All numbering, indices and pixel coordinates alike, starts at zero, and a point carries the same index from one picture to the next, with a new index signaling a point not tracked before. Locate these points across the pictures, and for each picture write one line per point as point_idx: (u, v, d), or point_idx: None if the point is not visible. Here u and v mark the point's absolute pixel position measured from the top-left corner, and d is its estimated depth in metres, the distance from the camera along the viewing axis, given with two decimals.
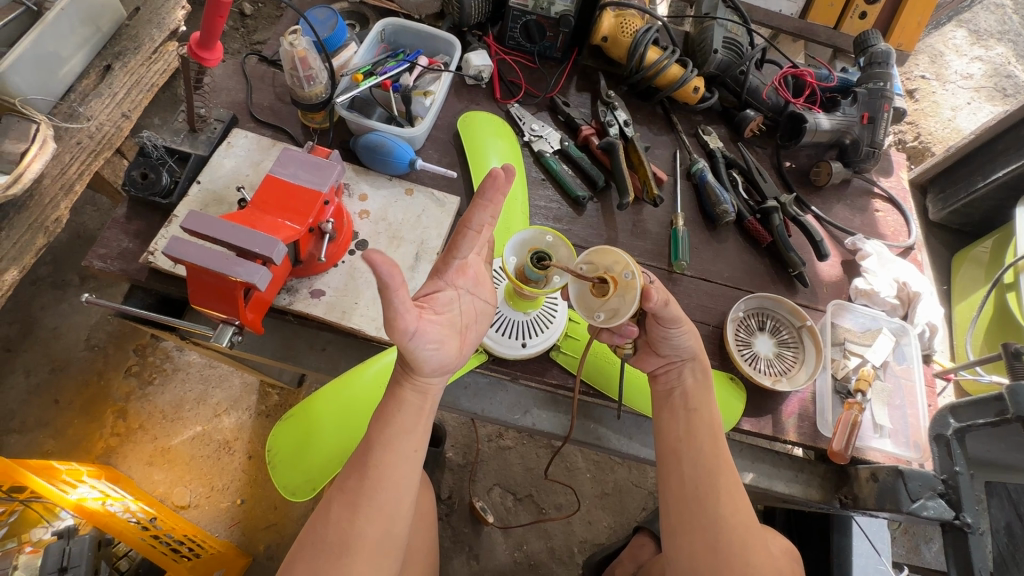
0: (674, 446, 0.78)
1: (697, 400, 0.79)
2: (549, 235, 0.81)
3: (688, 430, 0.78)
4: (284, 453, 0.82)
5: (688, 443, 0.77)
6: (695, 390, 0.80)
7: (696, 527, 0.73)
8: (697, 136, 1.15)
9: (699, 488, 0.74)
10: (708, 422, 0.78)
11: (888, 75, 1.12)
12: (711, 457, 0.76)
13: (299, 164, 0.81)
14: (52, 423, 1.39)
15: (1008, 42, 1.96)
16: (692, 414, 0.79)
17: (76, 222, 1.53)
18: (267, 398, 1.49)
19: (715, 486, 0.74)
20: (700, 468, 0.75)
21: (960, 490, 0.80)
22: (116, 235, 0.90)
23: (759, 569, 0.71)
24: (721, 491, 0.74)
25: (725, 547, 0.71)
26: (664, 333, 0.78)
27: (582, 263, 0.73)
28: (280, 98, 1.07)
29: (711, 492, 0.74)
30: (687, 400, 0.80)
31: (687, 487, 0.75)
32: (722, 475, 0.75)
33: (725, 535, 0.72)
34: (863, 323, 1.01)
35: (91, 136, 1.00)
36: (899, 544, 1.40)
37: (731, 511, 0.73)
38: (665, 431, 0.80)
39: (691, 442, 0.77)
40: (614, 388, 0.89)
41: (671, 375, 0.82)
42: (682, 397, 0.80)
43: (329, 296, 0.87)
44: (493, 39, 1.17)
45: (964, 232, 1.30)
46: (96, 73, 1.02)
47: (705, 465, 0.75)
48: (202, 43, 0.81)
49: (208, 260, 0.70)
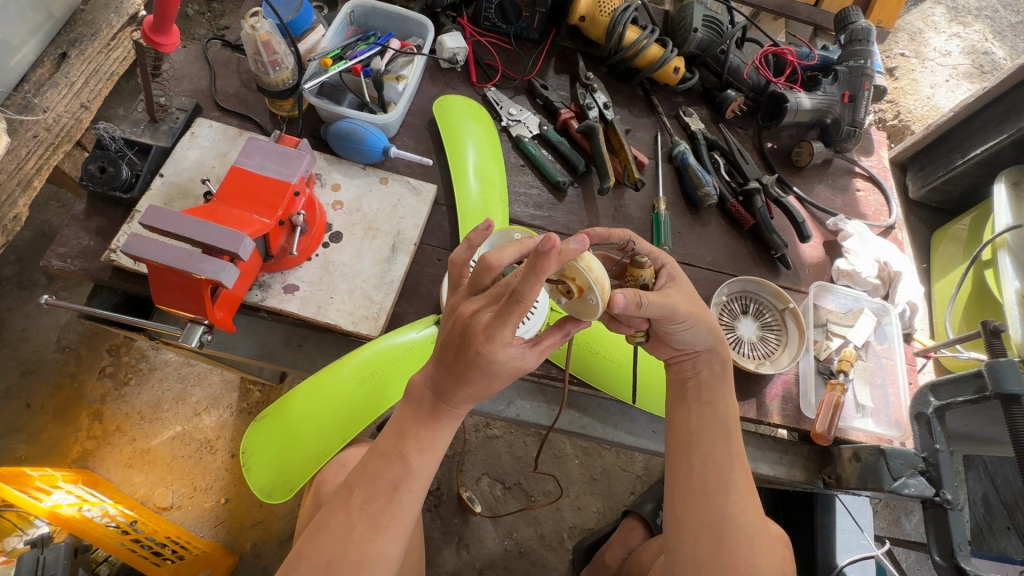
0: (683, 439, 0.75)
1: (712, 393, 0.76)
2: (516, 233, 0.81)
3: (701, 425, 0.75)
4: (258, 456, 0.79)
5: (699, 437, 0.74)
6: (709, 382, 0.76)
7: (702, 522, 0.71)
8: (678, 118, 1.13)
9: (709, 485, 0.72)
10: (724, 417, 0.75)
11: (869, 53, 1.11)
12: (723, 454, 0.73)
13: (265, 155, 0.77)
14: (25, 428, 1.35)
15: (985, 19, 1.96)
16: (705, 407, 0.75)
17: (39, 219, 1.46)
18: (248, 395, 1.45)
19: (726, 482, 0.72)
20: (710, 464, 0.73)
21: (940, 467, 0.81)
22: (76, 233, 0.86)
23: (763, 562, 0.70)
24: (732, 488, 0.72)
25: (733, 542, 0.70)
26: (669, 329, 0.71)
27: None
28: (246, 85, 1.02)
29: (721, 489, 0.71)
30: (700, 392, 0.76)
31: (696, 482, 0.72)
32: (734, 473, 0.72)
33: (732, 531, 0.70)
34: (844, 303, 1.02)
35: (48, 128, 0.95)
36: (880, 517, 1.41)
37: (741, 509, 0.71)
38: (676, 423, 0.77)
39: (704, 436, 0.74)
40: (625, 393, 0.88)
41: (685, 365, 0.78)
42: (695, 387, 0.77)
43: (303, 291, 0.84)
44: (467, 21, 1.14)
45: (942, 210, 1.31)
46: (52, 61, 0.97)
47: (714, 462, 0.73)
48: (156, 27, 0.77)
49: (171, 258, 0.67)
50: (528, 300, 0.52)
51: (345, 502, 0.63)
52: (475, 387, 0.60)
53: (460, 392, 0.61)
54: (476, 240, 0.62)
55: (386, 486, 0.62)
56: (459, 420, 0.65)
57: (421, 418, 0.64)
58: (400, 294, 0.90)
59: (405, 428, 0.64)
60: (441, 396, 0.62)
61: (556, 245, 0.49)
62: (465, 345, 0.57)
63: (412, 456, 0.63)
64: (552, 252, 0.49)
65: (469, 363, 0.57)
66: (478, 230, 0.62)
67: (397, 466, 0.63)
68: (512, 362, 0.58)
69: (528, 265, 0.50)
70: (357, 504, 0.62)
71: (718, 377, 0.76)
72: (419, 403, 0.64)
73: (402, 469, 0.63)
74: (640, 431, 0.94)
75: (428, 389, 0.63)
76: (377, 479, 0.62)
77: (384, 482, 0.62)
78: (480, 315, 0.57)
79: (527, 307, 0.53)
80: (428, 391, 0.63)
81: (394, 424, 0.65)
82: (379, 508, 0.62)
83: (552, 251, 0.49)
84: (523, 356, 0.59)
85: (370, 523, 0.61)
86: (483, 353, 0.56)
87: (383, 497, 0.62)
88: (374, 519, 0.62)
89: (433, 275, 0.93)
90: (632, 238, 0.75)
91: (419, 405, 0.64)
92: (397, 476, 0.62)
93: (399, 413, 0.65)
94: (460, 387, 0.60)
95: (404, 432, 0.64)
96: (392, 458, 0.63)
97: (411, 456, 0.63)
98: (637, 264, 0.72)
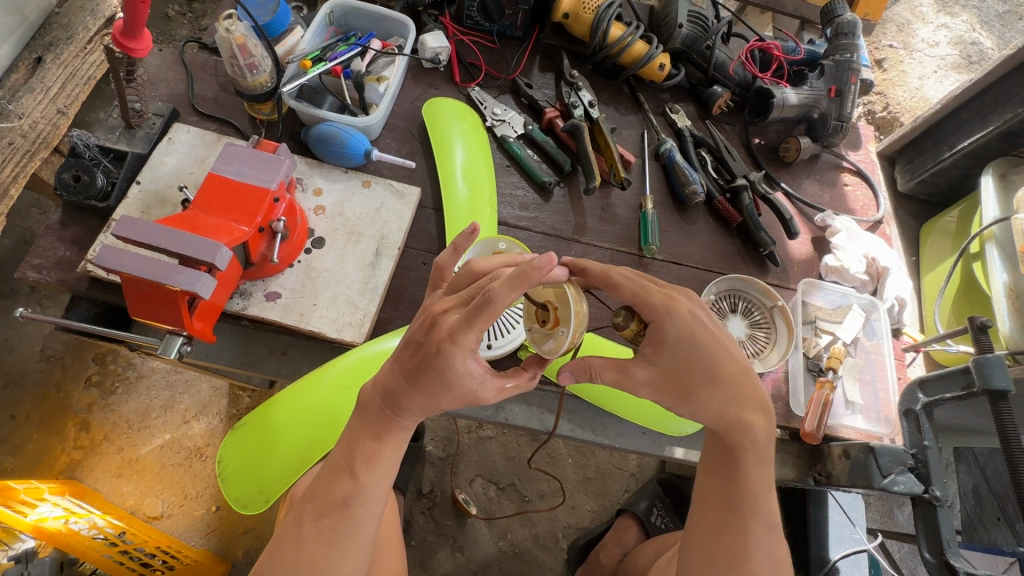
0: (704, 504, 0.70)
1: (733, 470, 0.67)
2: (501, 242, 0.83)
3: (721, 498, 0.68)
4: (233, 466, 0.80)
5: (715, 509, 0.69)
6: (730, 461, 0.67)
7: None
8: (665, 115, 1.12)
9: (722, 559, 0.68)
10: (744, 497, 0.67)
11: (855, 46, 1.10)
12: (739, 532, 0.67)
13: (243, 160, 0.76)
14: (11, 439, 1.33)
15: (972, 9, 1.96)
16: (729, 485, 0.67)
17: (20, 227, 1.43)
18: (238, 401, 1.44)
19: (739, 561, 0.67)
20: (725, 540, 0.68)
21: (929, 463, 0.80)
22: (51, 243, 0.84)
23: None
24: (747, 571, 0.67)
25: None
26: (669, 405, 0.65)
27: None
28: (224, 88, 1.00)
29: (735, 567, 0.67)
30: (724, 465, 0.68)
31: (709, 551, 0.69)
32: (751, 558, 0.67)
33: None
34: (833, 300, 1.01)
35: (23, 135, 0.92)
36: (874, 510, 1.41)
37: None
38: (699, 488, 0.71)
39: (723, 510, 0.68)
40: (612, 404, 0.89)
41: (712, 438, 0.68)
42: (709, 458, 0.70)
43: (285, 298, 0.83)
44: (449, 19, 1.12)
45: (931, 203, 1.30)
46: (26, 66, 0.95)
47: (728, 537, 0.68)
48: (127, 32, 0.74)
49: (145, 269, 0.65)
50: (500, 305, 0.50)
51: (304, 518, 0.61)
52: (426, 394, 0.56)
53: (410, 397, 0.57)
54: (461, 244, 0.61)
55: (338, 502, 0.60)
56: (408, 431, 0.61)
57: (368, 428, 0.61)
58: (384, 299, 0.89)
59: (364, 448, 0.60)
60: (391, 404, 0.59)
61: (551, 263, 0.49)
62: (428, 342, 0.54)
63: (361, 471, 0.60)
64: (546, 269, 0.49)
65: (427, 371, 0.54)
66: (465, 234, 0.61)
67: (348, 481, 0.60)
68: (467, 380, 0.54)
69: (516, 271, 0.49)
70: (308, 519, 0.61)
71: (729, 455, 0.67)
72: (367, 411, 0.61)
73: (351, 484, 0.60)
74: (630, 433, 0.93)
75: (378, 394, 0.60)
76: (336, 496, 0.61)
77: (336, 498, 0.61)
78: (448, 317, 0.54)
79: (496, 313, 0.50)
80: (378, 396, 0.60)
81: (345, 437, 0.62)
82: (331, 524, 0.61)
83: (546, 267, 0.48)
84: (484, 384, 0.55)
85: (322, 541, 0.60)
86: (443, 353, 0.53)
87: (336, 513, 0.60)
88: (326, 535, 0.60)
89: (418, 279, 0.92)
90: (609, 287, 0.61)
91: (367, 414, 0.60)
92: (348, 491, 0.60)
93: (350, 426, 0.62)
94: (410, 392, 0.56)
95: (353, 447, 0.61)
96: (344, 472, 0.61)
97: (361, 471, 0.60)
98: (618, 322, 0.63)
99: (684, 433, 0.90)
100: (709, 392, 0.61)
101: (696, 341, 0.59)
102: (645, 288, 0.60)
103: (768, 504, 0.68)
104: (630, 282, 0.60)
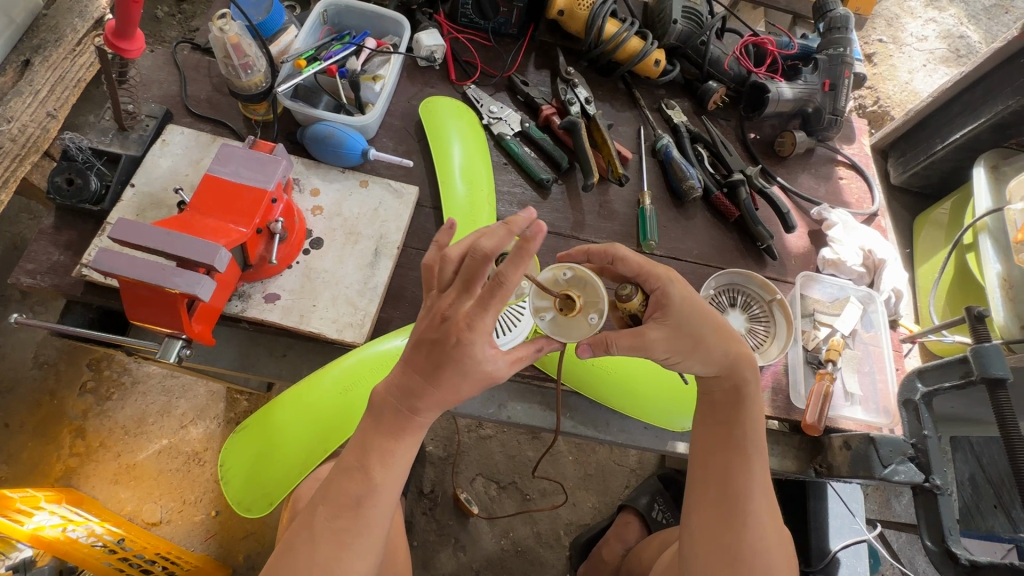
0: (704, 453, 0.73)
1: (727, 411, 0.73)
2: None
3: (720, 441, 0.72)
4: (237, 467, 0.79)
5: (716, 454, 0.72)
6: (726, 404, 0.72)
7: (720, 538, 0.68)
8: (661, 111, 1.12)
9: (727, 503, 0.69)
10: (740, 434, 0.71)
11: (847, 41, 1.11)
12: (741, 462, 0.70)
13: (239, 161, 0.75)
14: (5, 448, 1.31)
15: (960, 3, 1.97)
16: (722, 424, 0.73)
17: (10, 233, 1.41)
18: (235, 405, 1.43)
19: (742, 503, 0.69)
20: (727, 480, 0.70)
21: (928, 453, 0.81)
22: (45, 247, 0.83)
23: None
24: (750, 513, 0.68)
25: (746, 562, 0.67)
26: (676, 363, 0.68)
27: (565, 267, 0.65)
28: (218, 89, 1.00)
29: (738, 509, 0.69)
30: (722, 406, 0.73)
31: (711, 492, 0.71)
32: (754, 497, 0.69)
33: (746, 554, 0.67)
34: (831, 292, 1.02)
35: (12, 139, 0.90)
36: (872, 500, 1.43)
37: (763, 541, 0.68)
38: (698, 441, 0.75)
39: (723, 451, 0.72)
40: (614, 397, 0.89)
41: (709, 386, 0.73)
42: (709, 406, 0.74)
43: (284, 299, 0.82)
44: (444, 17, 1.12)
45: (924, 195, 1.32)
46: (14, 69, 0.93)
47: (733, 474, 0.70)
48: (119, 32, 0.73)
49: (144, 271, 0.65)
50: (511, 285, 0.50)
51: (315, 519, 0.61)
52: (444, 391, 0.56)
53: (427, 397, 0.57)
54: None
55: (351, 503, 0.60)
56: (424, 429, 0.61)
57: (383, 429, 0.61)
58: (383, 299, 0.88)
59: (379, 449, 0.60)
60: (407, 404, 0.59)
61: (540, 230, 0.48)
62: (443, 334, 0.54)
63: (375, 471, 0.60)
64: (539, 237, 0.48)
65: (445, 366, 0.54)
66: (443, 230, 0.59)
67: (361, 482, 0.60)
68: (485, 365, 0.55)
69: (514, 249, 0.49)
70: (321, 521, 0.60)
71: (728, 396, 0.72)
72: (381, 411, 0.60)
73: (365, 485, 0.60)
74: (633, 429, 0.93)
75: (392, 396, 0.59)
76: (349, 496, 0.60)
77: (349, 499, 0.60)
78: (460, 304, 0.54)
79: (508, 293, 0.51)
80: (393, 397, 0.59)
81: (357, 438, 0.62)
82: (344, 525, 0.60)
83: (537, 236, 0.48)
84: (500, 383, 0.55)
85: (334, 542, 0.60)
86: (463, 342, 0.53)
87: (348, 514, 0.60)
88: (338, 538, 0.60)
89: (418, 278, 0.92)
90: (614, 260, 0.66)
91: (381, 416, 0.60)
92: (361, 492, 0.60)
93: (362, 426, 0.62)
94: (427, 392, 0.56)
95: (366, 447, 0.60)
96: (356, 473, 0.60)
97: (375, 471, 0.60)
98: (623, 295, 0.66)
99: (685, 428, 0.90)
100: (716, 341, 0.67)
101: (698, 305, 0.66)
102: (649, 261, 0.66)
103: (763, 439, 0.73)
104: (635, 257, 0.66)
